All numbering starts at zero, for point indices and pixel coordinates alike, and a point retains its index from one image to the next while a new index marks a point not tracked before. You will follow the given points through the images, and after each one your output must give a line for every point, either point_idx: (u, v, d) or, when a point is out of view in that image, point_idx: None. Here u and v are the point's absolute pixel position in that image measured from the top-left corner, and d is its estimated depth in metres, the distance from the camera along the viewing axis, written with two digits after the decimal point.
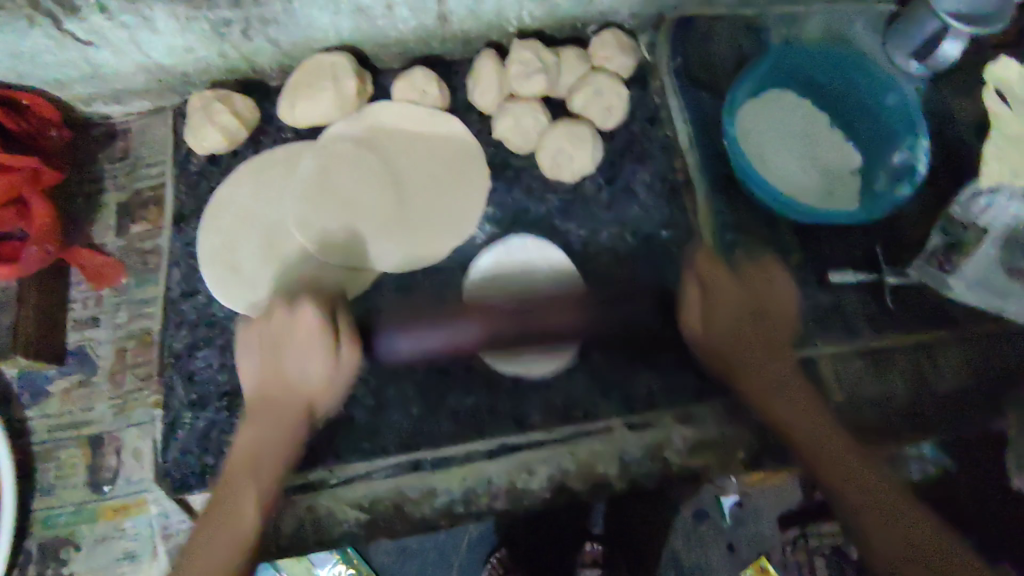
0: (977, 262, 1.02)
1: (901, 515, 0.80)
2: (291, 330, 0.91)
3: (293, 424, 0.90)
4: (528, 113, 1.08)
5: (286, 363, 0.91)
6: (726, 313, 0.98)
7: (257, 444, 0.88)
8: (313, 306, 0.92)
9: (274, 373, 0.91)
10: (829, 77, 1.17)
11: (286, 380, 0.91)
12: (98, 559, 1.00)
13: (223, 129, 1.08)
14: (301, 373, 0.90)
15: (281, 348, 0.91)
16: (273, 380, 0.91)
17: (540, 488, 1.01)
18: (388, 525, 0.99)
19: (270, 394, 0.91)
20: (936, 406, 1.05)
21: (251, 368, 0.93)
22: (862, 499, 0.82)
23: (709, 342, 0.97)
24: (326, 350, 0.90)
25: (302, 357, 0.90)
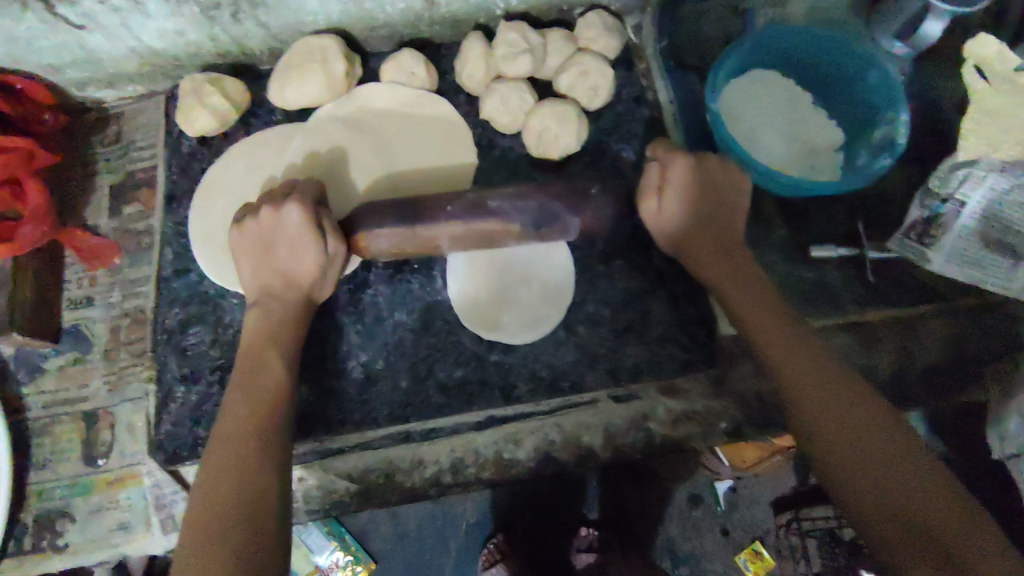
0: (956, 236, 1.05)
1: (861, 415, 0.76)
2: (276, 222, 0.92)
3: (292, 317, 0.92)
4: (514, 92, 1.10)
5: (280, 259, 0.92)
6: (688, 215, 0.95)
7: (261, 337, 0.89)
8: (299, 204, 0.91)
9: (263, 318, 0.91)
10: (809, 57, 1.17)
11: (278, 267, 0.92)
12: (92, 529, 1.01)
13: (214, 110, 1.09)
14: (293, 262, 0.92)
15: (269, 249, 0.92)
16: (265, 275, 0.93)
17: (527, 458, 1.07)
18: (380, 493, 1.05)
19: (271, 289, 0.93)
20: (916, 379, 1.09)
21: (244, 267, 0.95)
22: (828, 428, 0.77)
23: (680, 229, 0.96)
24: (315, 243, 0.90)
25: (294, 253, 0.91)
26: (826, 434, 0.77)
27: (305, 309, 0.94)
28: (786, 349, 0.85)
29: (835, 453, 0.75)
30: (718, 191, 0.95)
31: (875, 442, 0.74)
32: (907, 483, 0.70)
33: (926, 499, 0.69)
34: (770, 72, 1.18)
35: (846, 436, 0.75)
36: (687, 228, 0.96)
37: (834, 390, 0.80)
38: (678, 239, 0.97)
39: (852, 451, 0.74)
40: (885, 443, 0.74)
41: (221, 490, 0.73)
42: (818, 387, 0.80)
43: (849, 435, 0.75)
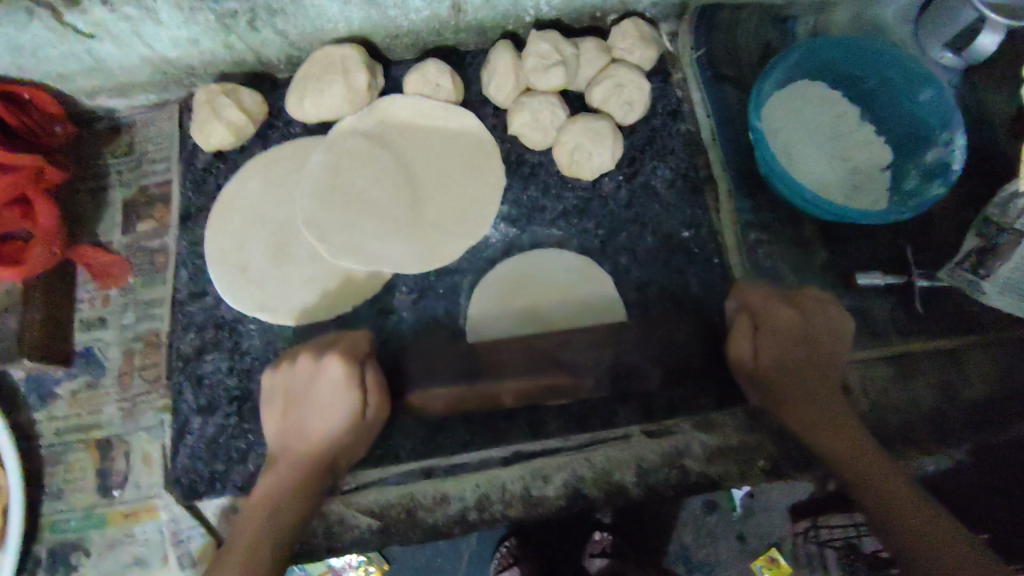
0: (1014, 268, 0.96)
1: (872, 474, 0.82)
2: (316, 378, 0.88)
3: (309, 481, 0.87)
4: (545, 107, 1.04)
5: (311, 321, 0.90)
6: (779, 349, 0.91)
7: (292, 440, 0.88)
8: (337, 355, 0.88)
9: (286, 398, 0.89)
10: (857, 70, 1.10)
11: (308, 428, 0.88)
12: (109, 564, 0.99)
13: (230, 124, 1.04)
14: (316, 367, 0.88)
15: (301, 404, 0.89)
16: (291, 424, 0.89)
17: (555, 496, 1.00)
18: (400, 531, 0.98)
19: (299, 363, 0.90)
20: (960, 413, 1.02)
21: (269, 424, 0.91)
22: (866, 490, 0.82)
23: (769, 365, 0.92)
24: (350, 410, 0.87)
25: (327, 409, 0.88)
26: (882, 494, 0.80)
27: (318, 472, 0.88)
28: (806, 394, 0.91)
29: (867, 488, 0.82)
30: (811, 330, 0.92)
31: (902, 499, 0.79)
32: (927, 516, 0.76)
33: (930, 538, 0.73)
34: (820, 84, 1.11)
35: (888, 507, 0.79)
36: (784, 339, 0.92)
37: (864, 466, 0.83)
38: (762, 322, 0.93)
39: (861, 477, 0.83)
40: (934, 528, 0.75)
41: (264, 494, 0.85)
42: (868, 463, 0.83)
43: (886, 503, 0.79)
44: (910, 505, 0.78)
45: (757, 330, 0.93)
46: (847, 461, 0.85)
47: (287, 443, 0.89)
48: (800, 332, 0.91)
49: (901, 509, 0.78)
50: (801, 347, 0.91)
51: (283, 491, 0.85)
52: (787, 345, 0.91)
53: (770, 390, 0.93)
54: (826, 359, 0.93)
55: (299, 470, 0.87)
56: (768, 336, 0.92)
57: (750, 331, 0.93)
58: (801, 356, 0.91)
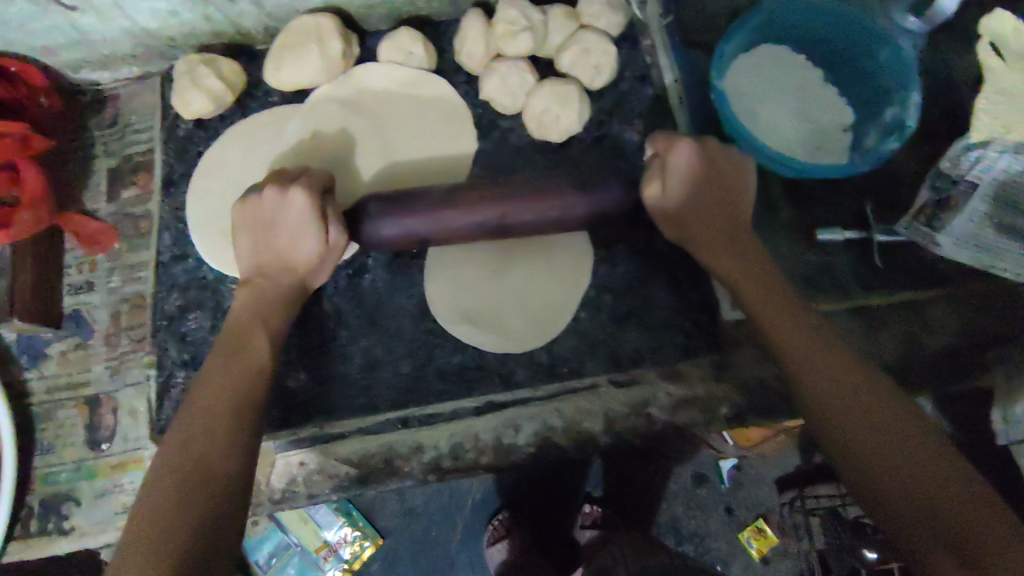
0: (966, 218, 1.02)
1: (931, 472, 0.72)
2: (281, 209, 0.88)
3: (279, 300, 0.88)
4: (514, 72, 1.07)
5: (278, 243, 0.89)
6: (699, 198, 0.96)
7: (257, 309, 0.86)
8: (303, 191, 0.87)
9: (265, 247, 0.90)
10: (821, 33, 1.12)
11: (279, 253, 0.89)
12: (99, 513, 1.04)
13: (210, 93, 1.07)
14: (294, 249, 0.88)
15: (270, 227, 0.89)
16: (267, 255, 0.90)
17: (526, 444, 1.03)
18: (377, 479, 1.02)
19: (263, 265, 0.90)
20: (923, 363, 1.05)
21: (245, 248, 0.91)
22: (842, 430, 0.79)
23: (679, 207, 0.97)
24: (317, 231, 0.87)
25: (297, 234, 0.88)
26: (848, 431, 0.79)
27: (298, 290, 0.91)
28: (789, 320, 0.90)
29: (871, 475, 0.75)
30: (709, 163, 0.97)
31: (897, 454, 0.75)
32: (891, 433, 0.76)
33: (913, 470, 0.73)
34: (781, 47, 1.14)
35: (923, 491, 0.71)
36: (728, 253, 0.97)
37: (866, 417, 0.79)
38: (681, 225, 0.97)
39: (863, 436, 0.77)
40: (917, 474, 0.73)
41: (219, 387, 0.76)
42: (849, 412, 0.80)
43: (867, 444, 0.77)
44: (901, 475, 0.73)
45: (666, 175, 0.95)
46: (852, 429, 0.78)
47: (236, 327, 0.85)
48: (710, 201, 0.97)
49: (942, 490, 0.71)
50: (725, 220, 0.98)
51: (198, 422, 0.73)
52: (718, 240, 0.97)
53: (674, 220, 0.97)
54: (735, 203, 0.99)
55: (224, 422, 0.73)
56: (675, 207, 0.97)
57: (674, 219, 0.97)
58: (721, 194, 0.97)
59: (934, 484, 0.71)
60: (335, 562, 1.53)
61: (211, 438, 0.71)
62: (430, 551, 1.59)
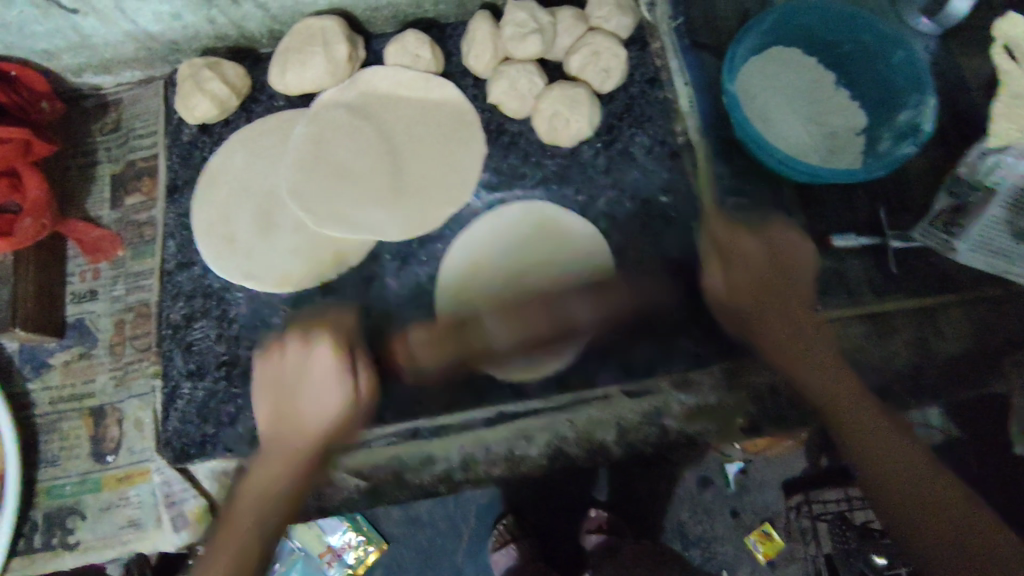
0: (984, 224, 1.00)
1: (963, 520, 0.76)
2: (307, 368, 0.87)
3: (305, 467, 0.85)
4: (523, 75, 1.05)
5: (302, 400, 0.87)
6: (749, 273, 0.91)
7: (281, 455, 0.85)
8: (326, 342, 0.88)
9: (287, 414, 0.87)
10: (834, 34, 1.10)
11: (302, 419, 0.86)
12: (104, 527, 1.02)
13: (214, 97, 1.05)
14: (316, 412, 0.85)
15: (297, 386, 0.87)
16: (288, 419, 0.87)
17: (538, 453, 1.06)
18: (391, 488, 1.05)
19: (278, 435, 0.87)
20: (934, 370, 1.04)
21: (264, 414, 0.90)
22: (865, 463, 0.82)
23: (725, 286, 0.92)
24: (347, 386, 0.86)
25: (321, 390, 0.86)
26: (868, 447, 0.83)
27: (319, 454, 0.86)
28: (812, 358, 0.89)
29: (899, 499, 0.79)
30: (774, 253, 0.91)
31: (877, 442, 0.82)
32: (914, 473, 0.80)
33: (919, 486, 0.79)
34: (792, 49, 1.12)
35: (928, 507, 0.77)
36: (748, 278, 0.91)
37: (867, 423, 0.84)
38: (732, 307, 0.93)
39: (882, 469, 0.81)
40: (917, 480, 0.80)
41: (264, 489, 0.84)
42: (854, 428, 0.84)
43: (878, 467, 0.81)
44: (908, 484, 0.79)
45: (728, 264, 0.93)
46: (880, 460, 0.81)
47: (272, 441, 0.87)
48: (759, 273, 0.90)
49: (945, 518, 0.76)
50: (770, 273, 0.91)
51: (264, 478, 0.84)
52: (755, 309, 0.90)
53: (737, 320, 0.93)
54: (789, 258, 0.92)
55: (254, 508, 0.83)
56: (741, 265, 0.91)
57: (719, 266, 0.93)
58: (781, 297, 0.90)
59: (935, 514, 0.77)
60: (339, 567, 1.51)
61: (259, 511, 0.82)
62: (435, 559, 1.57)
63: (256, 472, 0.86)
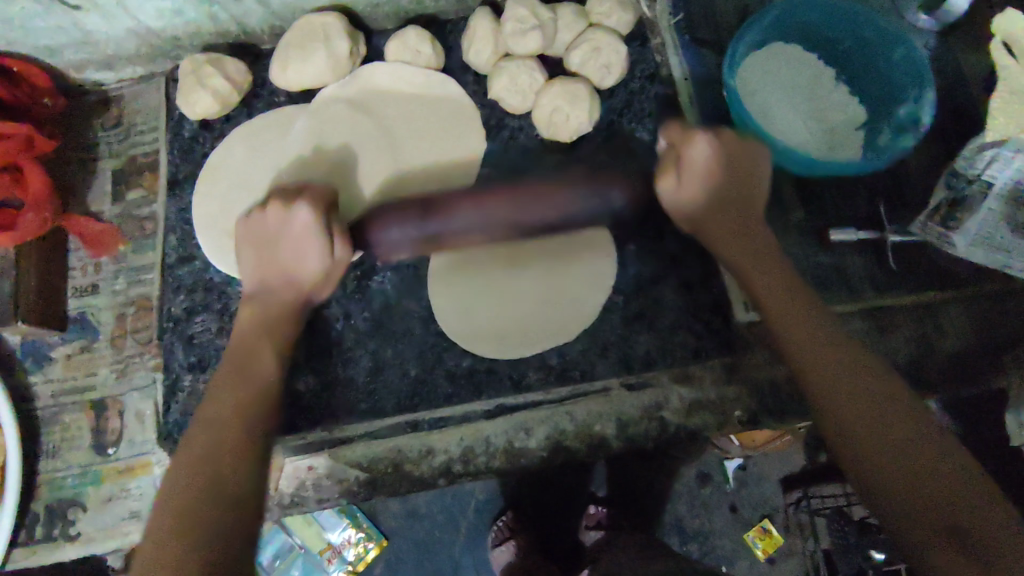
0: (983, 218, 1.01)
1: (955, 482, 0.74)
2: (285, 224, 0.90)
3: (292, 314, 0.91)
4: (523, 71, 1.05)
5: (284, 254, 0.90)
6: (712, 186, 0.96)
7: (264, 318, 0.90)
8: (309, 203, 0.89)
9: (269, 264, 0.91)
10: (832, 31, 1.11)
11: (285, 265, 0.91)
12: (105, 519, 1.02)
13: (215, 92, 1.06)
14: (299, 259, 0.89)
15: (275, 243, 0.90)
16: (269, 268, 0.91)
17: (537, 447, 1.03)
18: (388, 482, 1.02)
19: (269, 277, 0.91)
20: (935, 364, 1.04)
21: (247, 263, 0.93)
22: (853, 425, 0.80)
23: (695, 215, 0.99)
24: (322, 245, 0.89)
25: (297, 248, 0.89)
26: (868, 421, 0.80)
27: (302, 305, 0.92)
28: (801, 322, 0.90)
29: (881, 477, 0.77)
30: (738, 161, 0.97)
31: (896, 434, 0.78)
32: (911, 450, 0.77)
33: (914, 458, 0.76)
34: (794, 45, 1.13)
35: (918, 479, 0.75)
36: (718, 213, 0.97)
37: (857, 393, 0.82)
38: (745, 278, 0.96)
39: (874, 450, 0.78)
40: (915, 463, 0.76)
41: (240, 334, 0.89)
42: (865, 415, 0.80)
43: (866, 431, 0.79)
44: (896, 448, 0.77)
45: (700, 210, 0.97)
46: (868, 440, 0.78)
47: (245, 345, 0.88)
48: (739, 229, 0.98)
49: (936, 492, 0.73)
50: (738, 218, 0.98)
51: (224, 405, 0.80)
52: (729, 245, 0.98)
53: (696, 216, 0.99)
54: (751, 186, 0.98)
55: (262, 339, 0.88)
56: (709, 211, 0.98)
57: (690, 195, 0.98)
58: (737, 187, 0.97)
59: (937, 494, 0.73)
60: (339, 564, 1.52)
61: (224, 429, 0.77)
62: (435, 554, 1.57)
63: (219, 391, 0.81)
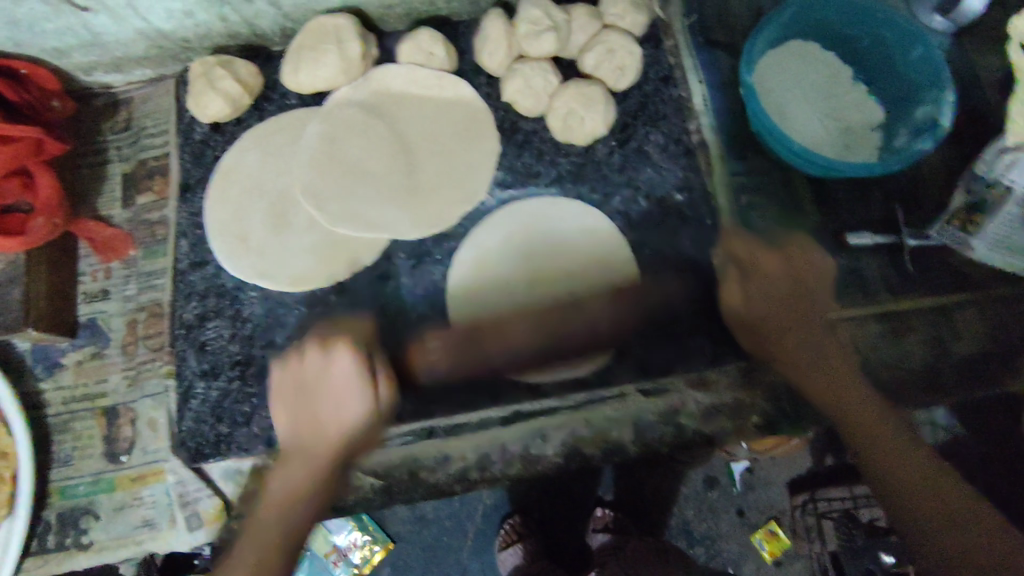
0: (999, 225, 0.97)
1: (945, 496, 0.79)
2: (325, 370, 0.86)
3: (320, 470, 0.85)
4: (537, 73, 1.04)
5: (323, 409, 0.86)
6: (767, 297, 0.93)
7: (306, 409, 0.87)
8: (347, 350, 0.86)
9: (308, 421, 0.86)
10: (852, 30, 1.10)
11: (319, 425, 0.86)
12: (118, 527, 1.01)
13: (226, 95, 1.05)
14: (338, 416, 0.84)
15: (318, 390, 0.86)
16: (307, 425, 0.86)
17: (554, 452, 1.06)
18: (406, 488, 1.04)
19: (303, 439, 0.86)
20: (952, 368, 1.03)
21: (281, 417, 0.89)
22: (860, 438, 0.86)
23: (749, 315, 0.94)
24: (367, 392, 0.85)
25: (342, 399, 0.85)
26: (858, 426, 0.87)
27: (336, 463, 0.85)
28: (803, 335, 0.92)
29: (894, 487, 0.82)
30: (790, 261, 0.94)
31: (887, 439, 0.85)
32: (911, 461, 0.83)
33: (911, 467, 0.82)
34: (810, 44, 1.12)
35: (925, 486, 0.80)
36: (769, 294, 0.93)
37: (864, 412, 0.88)
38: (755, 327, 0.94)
39: (885, 458, 0.84)
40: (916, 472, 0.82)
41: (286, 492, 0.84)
42: (870, 424, 0.87)
43: (852, 430, 0.87)
44: (907, 476, 0.81)
45: (746, 277, 0.96)
46: (873, 438, 0.85)
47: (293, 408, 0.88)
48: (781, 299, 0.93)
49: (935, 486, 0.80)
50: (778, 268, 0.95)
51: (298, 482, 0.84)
52: (777, 287, 0.93)
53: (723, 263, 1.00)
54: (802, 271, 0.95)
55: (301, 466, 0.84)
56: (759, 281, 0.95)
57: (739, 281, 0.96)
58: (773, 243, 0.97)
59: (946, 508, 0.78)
60: (345, 567, 1.51)
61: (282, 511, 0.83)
62: (443, 558, 1.57)
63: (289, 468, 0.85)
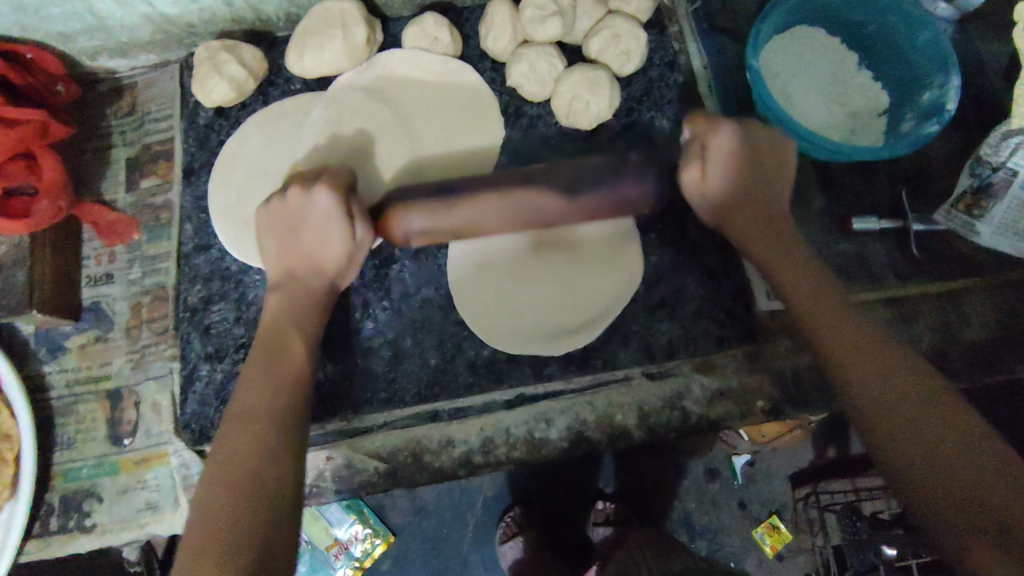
0: (1007, 206, 1.00)
1: (959, 460, 0.67)
2: (306, 209, 0.89)
3: (313, 296, 0.90)
4: (542, 57, 1.04)
5: (305, 240, 0.89)
6: (758, 227, 0.94)
7: (296, 306, 0.89)
8: (327, 186, 0.88)
9: (296, 254, 0.90)
10: (859, 15, 1.09)
11: (304, 254, 0.90)
12: (121, 511, 1.01)
13: (231, 79, 1.05)
14: (319, 248, 0.89)
15: (298, 225, 0.90)
16: (295, 257, 0.90)
17: (558, 439, 1.03)
18: (407, 474, 1.02)
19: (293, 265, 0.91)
20: (960, 354, 1.03)
21: (270, 250, 0.93)
22: (860, 380, 0.77)
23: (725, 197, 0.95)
24: (344, 230, 0.87)
25: (321, 235, 0.88)
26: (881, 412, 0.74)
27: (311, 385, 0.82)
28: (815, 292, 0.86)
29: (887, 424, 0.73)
30: (779, 223, 0.94)
31: (873, 370, 0.77)
32: (912, 395, 0.74)
33: (891, 402, 0.74)
34: (816, 31, 1.12)
35: (931, 457, 0.69)
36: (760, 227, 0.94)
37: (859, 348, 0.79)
38: (729, 204, 0.95)
39: (886, 405, 0.74)
40: (894, 395, 0.74)
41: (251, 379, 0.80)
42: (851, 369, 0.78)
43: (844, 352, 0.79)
44: (897, 417, 0.73)
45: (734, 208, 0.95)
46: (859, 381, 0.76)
47: (271, 326, 0.87)
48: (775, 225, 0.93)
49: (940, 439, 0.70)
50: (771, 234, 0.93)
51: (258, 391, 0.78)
52: (766, 242, 0.93)
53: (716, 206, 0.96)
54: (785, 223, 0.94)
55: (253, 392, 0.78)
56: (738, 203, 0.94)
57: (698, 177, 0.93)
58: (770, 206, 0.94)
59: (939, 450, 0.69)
60: (347, 560, 1.51)
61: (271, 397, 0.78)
62: (445, 549, 1.56)
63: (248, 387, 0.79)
